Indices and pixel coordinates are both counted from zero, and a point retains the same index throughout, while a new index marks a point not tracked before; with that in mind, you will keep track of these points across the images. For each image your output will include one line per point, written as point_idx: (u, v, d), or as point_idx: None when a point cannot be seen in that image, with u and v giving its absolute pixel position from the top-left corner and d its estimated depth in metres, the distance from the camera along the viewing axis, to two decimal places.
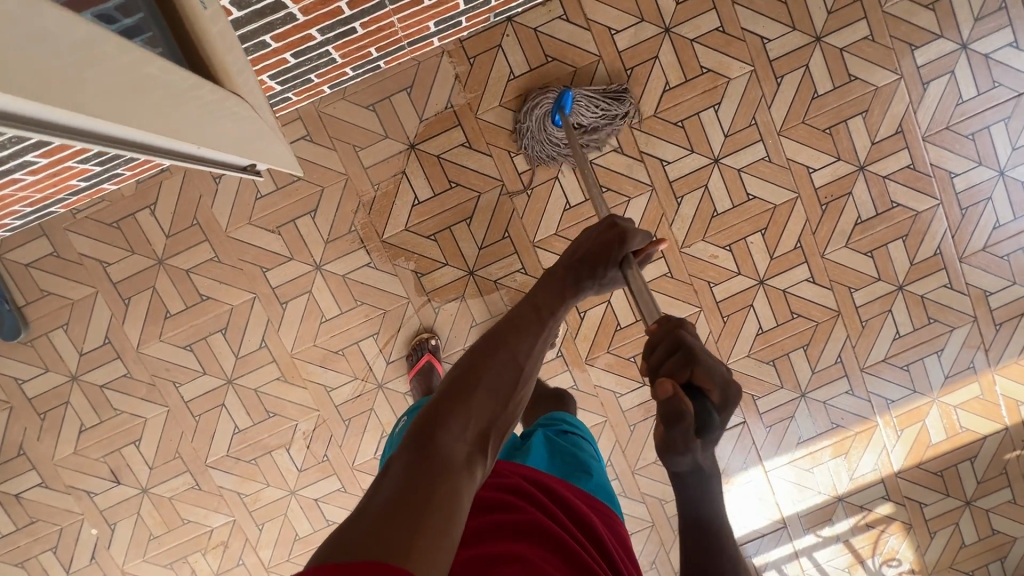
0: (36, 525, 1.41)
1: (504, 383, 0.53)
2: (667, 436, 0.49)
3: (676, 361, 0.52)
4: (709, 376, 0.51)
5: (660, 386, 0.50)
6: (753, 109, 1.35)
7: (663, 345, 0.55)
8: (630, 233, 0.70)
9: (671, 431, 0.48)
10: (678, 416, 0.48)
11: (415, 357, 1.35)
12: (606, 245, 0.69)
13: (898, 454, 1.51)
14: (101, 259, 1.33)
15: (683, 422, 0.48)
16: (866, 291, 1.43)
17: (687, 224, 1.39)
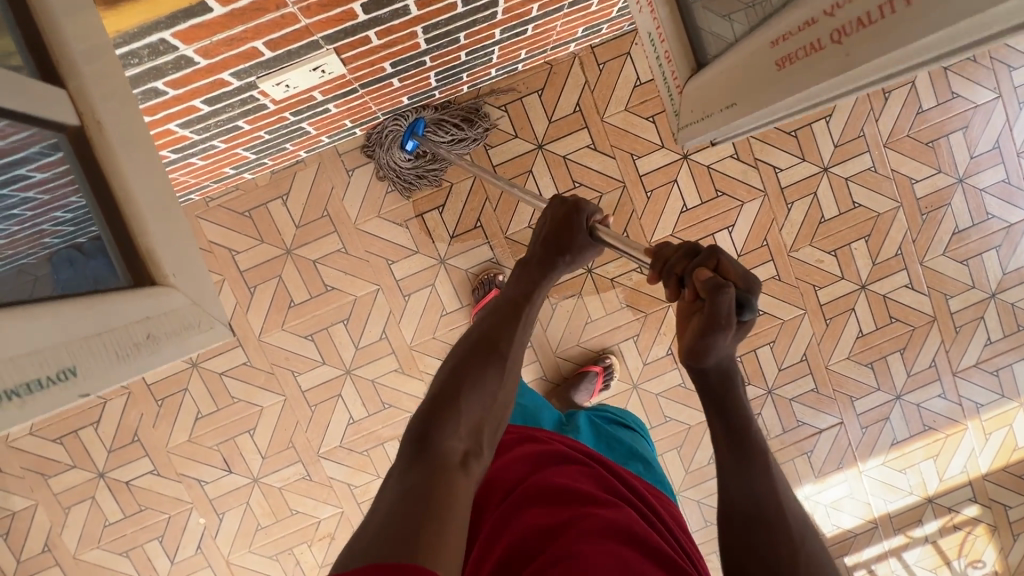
0: (145, 513, 1.41)
1: (488, 384, 0.67)
2: (711, 307, 0.55)
3: (692, 256, 0.62)
4: (732, 268, 0.58)
5: (698, 275, 0.59)
6: (861, 122, 1.42)
7: (680, 253, 0.62)
8: (582, 204, 0.80)
9: (716, 298, 0.55)
10: (720, 286, 0.55)
11: (481, 291, 1.36)
12: (564, 219, 0.80)
13: (986, 457, 1.56)
14: (230, 248, 1.34)
15: (723, 290, 0.55)
16: (961, 298, 1.50)
17: (796, 228, 1.44)
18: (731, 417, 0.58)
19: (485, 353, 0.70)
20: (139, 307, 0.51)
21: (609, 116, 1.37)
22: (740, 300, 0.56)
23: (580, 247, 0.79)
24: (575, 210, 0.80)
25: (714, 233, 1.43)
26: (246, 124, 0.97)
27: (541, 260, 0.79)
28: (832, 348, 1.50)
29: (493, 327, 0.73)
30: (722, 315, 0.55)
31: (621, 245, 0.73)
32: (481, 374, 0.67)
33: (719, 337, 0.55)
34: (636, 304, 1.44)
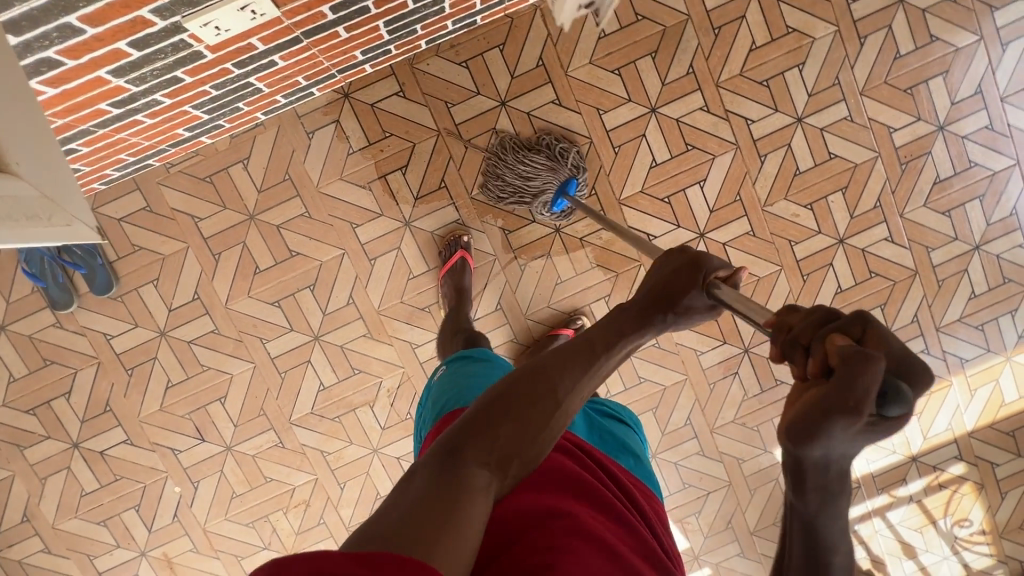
0: (120, 483, 1.41)
1: (540, 416, 0.57)
2: (846, 377, 0.39)
3: (824, 320, 0.46)
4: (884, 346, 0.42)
5: (831, 343, 0.43)
6: (837, 70, 1.38)
7: (812, 318, 0.46)
8: (705, 257, 0.68)
9: (846, 368, 0.39)
10: (865, 357, 0.39)
11: (447, 251, 1.34)
12: (684, 274, 0.67)
13: (972, 414, 1.53)
14: (193, 214, 1.33)
15: (868, 365, 0.39)
16: (944, 251, 1.46)
17: (770, 182, 1.41)
18: (807, 501, 0.44)
19: (544, 374, 0.59)
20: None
21: (573, 70, 1.34)
22: (887, 387, 0.39)
23: (693, 302, 0.67)
24: (695, 262, 0.68)
25: (685, 188, 1.39)
26: (187, 76, 0.95)
27: (644, 304, 0.67)
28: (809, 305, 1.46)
29: (559, 353, 0.61)
30: (855, 393, 0.38)
31: (742, 306, 0.60)
32: (534, 400, 0.57)
33: (839, 422, 0.38)
34: (607, 264, 1.41)
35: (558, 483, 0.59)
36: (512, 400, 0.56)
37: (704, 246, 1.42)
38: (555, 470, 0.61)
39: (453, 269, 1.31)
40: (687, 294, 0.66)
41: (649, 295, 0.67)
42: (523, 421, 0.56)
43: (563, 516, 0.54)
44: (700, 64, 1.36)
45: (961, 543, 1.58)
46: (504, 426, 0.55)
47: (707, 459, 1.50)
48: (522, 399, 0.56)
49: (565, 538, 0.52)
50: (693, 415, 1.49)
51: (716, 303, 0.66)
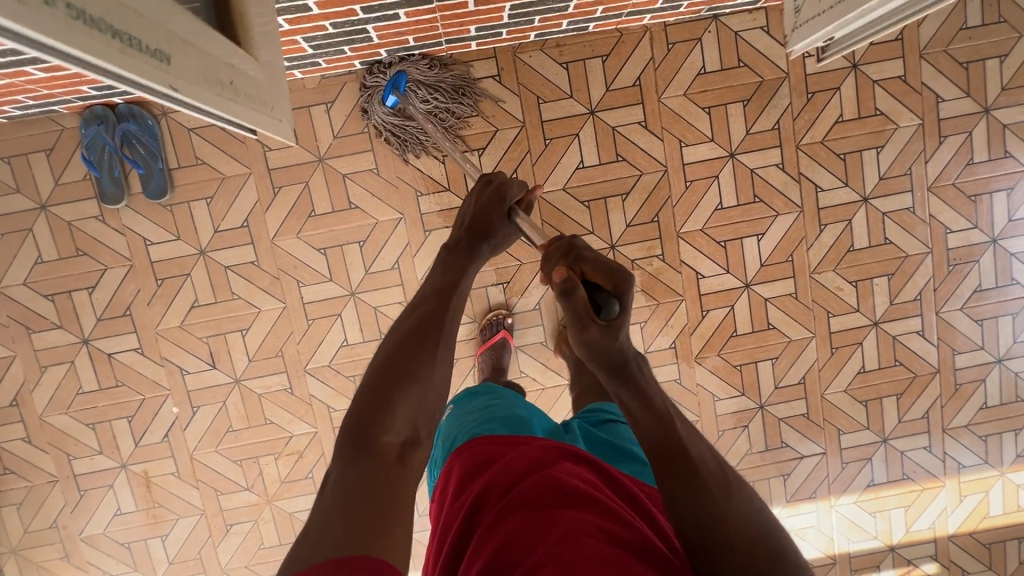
0: (120, 390, 1.39)
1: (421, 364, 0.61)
2: (571, 311, 0.60)
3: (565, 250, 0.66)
4: (596, 267, 0.62)
5: (554, 276, 0.61)
6: (911, 161, 1.41)
7: (556, 255, 0.66)
8: (508, 186, 0.79)
9: (569, 304, 0.60)
10: (570, 291, 0.59)
11: (489, 332, 1.38)
12: (490, 208, 0.78)
13: (956, 518, 1.56)
14: (264, 142, 1.32)
15: (574, 295, 0.59)
16: (968, 357, 1.50)
17: (824, 251, 1.44)
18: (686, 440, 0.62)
19: (422, 334, 0.64)
20: (228, 57, 0.72)
21: (666, 97, 1.36)
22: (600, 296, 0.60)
23: (502, 232, 0.79)
24: (500, 197, 0.78)
25: (743, 237, 1.42)
26: (316, 7, 0.99)
27: (470, 241, 0.77)
28: (831, 377, 1.49)
29: (428, 322, 0.66)
30: (579, 318, 0.59)
31: (532, 233, 0.76)
32: (416, 360, 0.62)
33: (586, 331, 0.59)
34: (650, 291, 1.43)
35: (547, 497, 0.56)
36: (395, 374, 0.60)
37: (747, 297, 1.44)
38: (539, 483, 0.58)
39: (494, 346, 1.35)
40: (498, 224, 0.78)
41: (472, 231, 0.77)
42: (409, 371, 0.60)
43: (547, 532, 0.52)
44: (786, 122, 1.39)
45: None
46: (392, 376, 0.60)
47: None
48: (405, 357, 0.61)
49: (556, 549, 0.50)
50: None
51: (519, 227, 0.79)
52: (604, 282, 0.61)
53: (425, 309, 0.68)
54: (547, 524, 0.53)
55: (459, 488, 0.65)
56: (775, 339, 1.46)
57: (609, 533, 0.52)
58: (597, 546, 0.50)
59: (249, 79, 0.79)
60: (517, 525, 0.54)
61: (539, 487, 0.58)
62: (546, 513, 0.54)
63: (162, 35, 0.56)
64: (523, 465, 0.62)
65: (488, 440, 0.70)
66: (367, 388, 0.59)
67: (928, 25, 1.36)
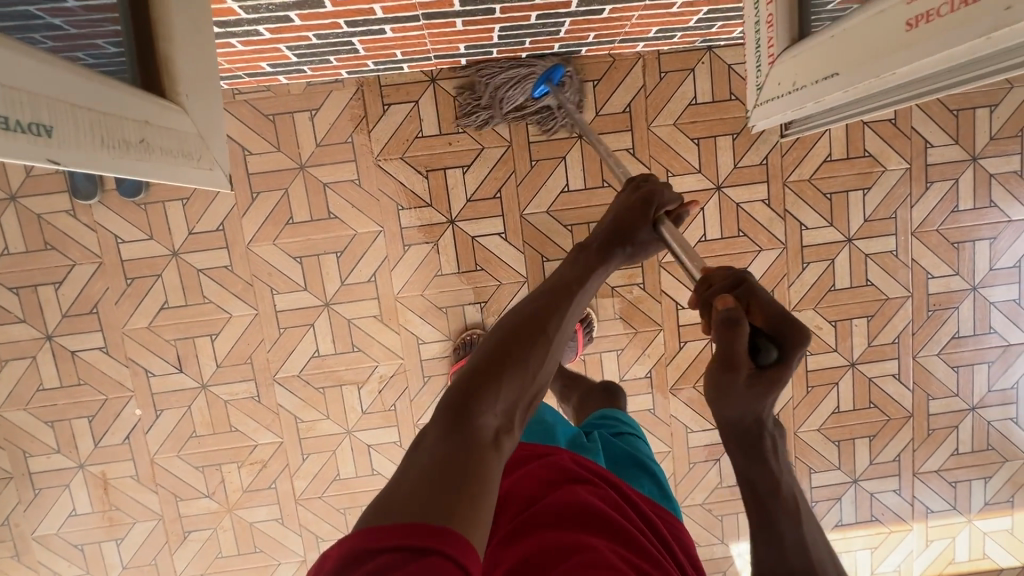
0: (82, 388, 1.35)
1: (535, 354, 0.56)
2: (724, 348, 0.52)
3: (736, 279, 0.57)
4: (766, 311, 0.54)
5: (719, 303, 0.54)
6: (897, 204, 1.41)
7: (720, 283, 0.58)
8: (660, 193, 0.78)
9: (726, 342, 0.52)
10: (735, 324, 0.51)
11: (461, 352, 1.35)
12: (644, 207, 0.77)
13: (922, 562, 1.56)
14: (244, 146, 1.30)
15: (736, 331, 0.51)
16: (942, 403, 1.50)
17: (805, 289, 1.43)
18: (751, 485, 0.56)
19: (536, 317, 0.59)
20: (144, 110, 0.52)
21: (656, 126, 1.35)
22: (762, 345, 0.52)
23: (643, 235, 0.76)
24: (650, 200, 0.77)
25: None
26: (298, 18, 0.97)
27: (606, 236, 0.74)
28: (805, 415, 1.48)
29: (544, 308, 0.61)
30: (730, 360, 0.51)
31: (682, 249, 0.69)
32: (526, 346, 0.56)
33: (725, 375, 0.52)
34: (629, 319, 1.42)
35: (574, 518, 0.56)
36: (505, 356, 0.54)
37: None
38: (563, 500, 0.59)
39: None
40: (639, 220, 0.75)
41: (613, 226, 0.75)
42: (520, 355, 0.55)
43: (574, 553, 0.51)
44: (774, 158, 1.38)
45: None
46: (504, 358, 0.54)
47: None
48: (517, 340, 0.56)
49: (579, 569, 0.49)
50: None
51: (661, 237, 0.76)
52: (768, 328, 0.53)
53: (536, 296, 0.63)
54: (574, 546, 0.52)
55: None
56: None
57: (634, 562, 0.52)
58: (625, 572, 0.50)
59: (183, 133, 0.59)
60: (541, 540, 0.54)
61: (566, 505, 0.58)
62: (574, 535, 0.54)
63: (4, 96, 0.36)
64: (555, 480, 0.62)
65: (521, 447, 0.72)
66: (479, 359, 0.54)
67: None
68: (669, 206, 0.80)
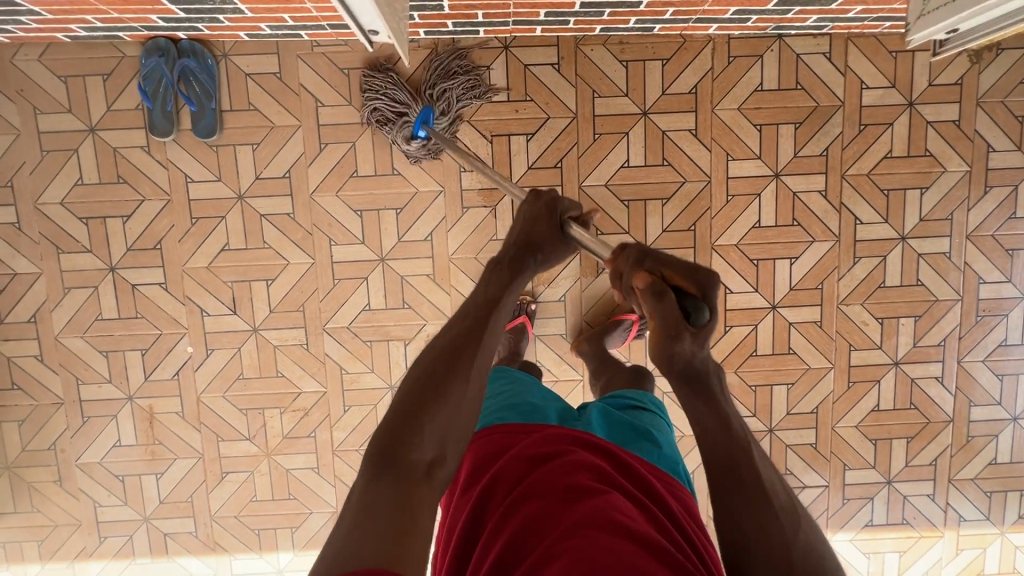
0: (138, 322, 1.39)
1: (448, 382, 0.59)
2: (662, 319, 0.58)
3: (636, 259, 0.62)
4: (678, 271, 0.59)
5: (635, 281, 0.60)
6: (954, 206, 1.41)
7: (626, 263, 0.63)
8: (557, 201, 0.74)
9: (659, 305, 0.58)
10: (661, 295, 0.58)
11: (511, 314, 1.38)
12: (541, 215, 0.73)
13: (950, 571, 1.54)
14: (317, 98, 1.33)
15: (665, 297, 0.58)
16: (984, 410, 1.49)
17: (854, 283, 1.43)
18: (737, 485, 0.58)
19: (452, 355, 0.62)
20: None
21: (719, 109, 1.36)
22: (688, 299, 0.58)
23: (552, 245, 0.73)
24: (552, 206, 0.74)
25: (776, 258, 1.42)
26: None
27: (514, 257, 0.71)
28: (844, 411, 1.48)
29: (465, 339, 0.63)
30: (674, 326, 0.57)
31: (589, 241, 0.70)
32: (440, 376, 0.60)
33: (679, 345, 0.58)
34: None
35: (561, 490, 0.59)
36: (420, 393, 0.58)
37: (771, 319, 1.44)
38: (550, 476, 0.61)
39: (514, 329, 1.34)
40: (550, 244, 0.73)
41: (514, 250, 0.71)
42: (433, 388, 0.59)
43: (560, 530, 0.55)
44: (835, 150, 1.39)
45: None
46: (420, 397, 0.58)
47: None
48: (431, 373, 0.60)
49: (566, 543, 0.53)
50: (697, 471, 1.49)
51: (577, 241, 0.73)
52: (687, 285, 0.59)
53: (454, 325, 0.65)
54: (558, 524, 0.55)
55: (476, 478, 0.67)
56: (793, 364, 1.46)
57: (617, 525, 0.55)
58: (603, 539, 0.53)
59: None
60: (526, 524, 0.57)
61: (550, 483, 0.60)
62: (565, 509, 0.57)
63: None
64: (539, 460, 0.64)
65: (501, 430, 0.72)
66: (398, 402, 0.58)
67: (989, 74, 1.37)
68: (573, 212, 0.75)
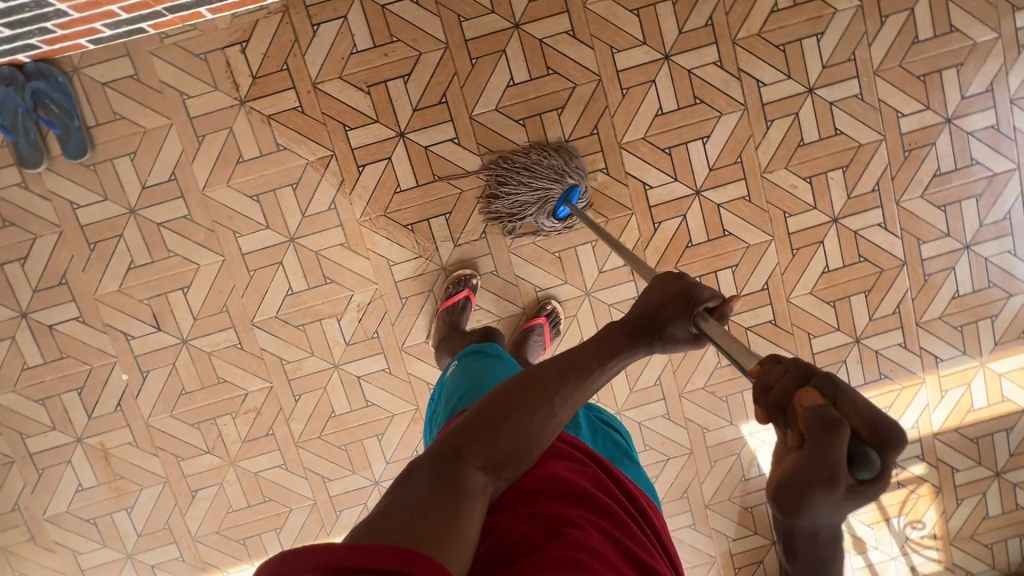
0: (65, 362, 1.35)
1: (529, 416, 0.56)
2: (818, 451, 0.40)
3: (798, 380, 0.46)
4: (857, 408, 0.43)
5: (805, 399, 0.44)
6: (854, 45, 1.36)
7: (787, 378, 0.47)
8: (694, 287, 0.66)
9: (816, 440, 0.41)
10: (834, 425, 0.41)
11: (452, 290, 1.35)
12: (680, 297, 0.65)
13: (940, 414, 1.52)
14: (182, 91, 1.28)
15: (835, 431, 0.41)
16: (935, 245, 1.45)
17: (773, 149, 1.39)
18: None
19: (541, 385, 0.58)
20: None
21: (591, 3, 1.31)
22: (856, 451, 0.41)
23: (677, 331, 0.65)
24: (686, 294, 0.65)
25: (687, 142, 1.37)
26: None
27: (637, 326, 0.65)
28: (795, 280, 1.45)
29: (558, 375, 0.59)
30: (826, 467, 0.40)
31: (723, 341, 0.59)
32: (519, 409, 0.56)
33: (818, 491, 0.40)
34: (599, 208, 1.39)
35: (575, 491, 0.58)
36: (500, 412, 0.56)
37: (699, 205, 1.40)
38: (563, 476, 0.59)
39: (451, 308, 1.33)
40: (676, 329, 0.65)
41: (639, 320, 0.65)
42: (516, 415, 0.56)
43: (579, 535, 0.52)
44: (719, 18, 1.34)
45: (912, 546, 1.56)
46: (497, 413, 0.56)
47: (672, 423, 1.48)
48: (518, 396, 0.57)
49: (580, 549, 0.51)
50: (664, 376, 1.47)
51: (699, 334, 0.64)
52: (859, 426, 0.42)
53: (558, 357, 0.61)
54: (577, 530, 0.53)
55: None
56: (732, 246, 1.42)
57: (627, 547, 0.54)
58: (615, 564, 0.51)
59: None
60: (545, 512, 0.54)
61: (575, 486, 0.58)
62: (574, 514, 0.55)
63: None
64: (564, 453, 0.63)
65: None
66: (476, 414, 0.57)
67: None
68: (709, 301, 0.65)
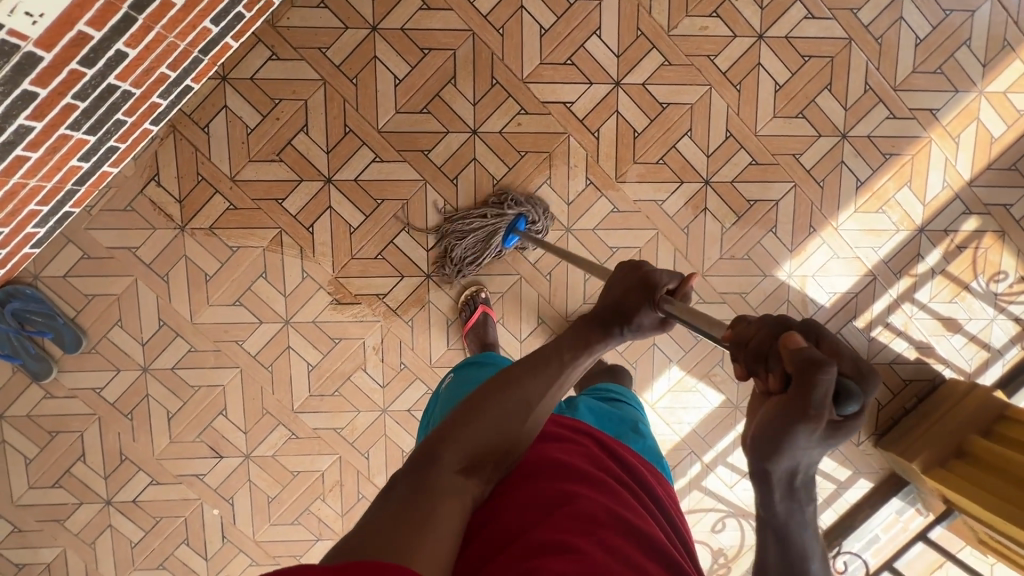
0: (162, 523, 1.44)
1: (506, 413, 0.59)
2: (802, 389, 0.41)
3: (777, 328, 0.47)
4: (836, 350, 0.44)
5: (786, 342, 0.44)
6: None
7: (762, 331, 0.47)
8: (653, 272, 0.68)
9: (805, 382, 0.41)
10: (817, 365, 0.41)
11: (468, 312, 1.37)
12: (634, 286, 0.68)
13: (965, 162, 1.43)
14: (129, 246, 1.35)
15: (823, 371, 0.41)
16: (871, 6, 1.37)
17: (665, 5, 1.34)
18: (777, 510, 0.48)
19: (514, 380, 0.61)
20: None
21: None
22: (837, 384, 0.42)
23: (645, 320, 0.67)
24: (646, 280, 0.67)
25: (583, 44, 1.34)
26: (38, 88, 0.95)
27: (601, 317, 0.68)
28: (754, 112, 1.39)
29: (527, 371, 0.62)
30: (812, 405, 0.41)
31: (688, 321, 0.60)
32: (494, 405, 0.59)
33: (803, 426, 0.42)
34: (536, 148, 1.37)
35: (566, 472, 0.57)
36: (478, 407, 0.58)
37: (624, 94, 1.36)
38: (550, 459, 0.59)
39: (476, 326, 1.34)
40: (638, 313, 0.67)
41: (606, 310, 0.68)
42: (495, 409, 0.58)
43: (573, 518, 0.51)
44: None
45: (1003, 300, 1.48)
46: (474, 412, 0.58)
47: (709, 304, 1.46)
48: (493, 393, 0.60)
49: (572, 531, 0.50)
50: (679, 266, 1.44)
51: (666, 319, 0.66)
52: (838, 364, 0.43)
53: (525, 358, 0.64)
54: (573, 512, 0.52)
55: None
56: (676, 114, 1.38)
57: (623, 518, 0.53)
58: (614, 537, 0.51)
59: None
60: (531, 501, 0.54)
61: (566, 467, 0.58)
62: (563, 489, 0.55)
63: None
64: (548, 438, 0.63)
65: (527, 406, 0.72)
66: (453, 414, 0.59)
67: None
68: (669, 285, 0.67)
